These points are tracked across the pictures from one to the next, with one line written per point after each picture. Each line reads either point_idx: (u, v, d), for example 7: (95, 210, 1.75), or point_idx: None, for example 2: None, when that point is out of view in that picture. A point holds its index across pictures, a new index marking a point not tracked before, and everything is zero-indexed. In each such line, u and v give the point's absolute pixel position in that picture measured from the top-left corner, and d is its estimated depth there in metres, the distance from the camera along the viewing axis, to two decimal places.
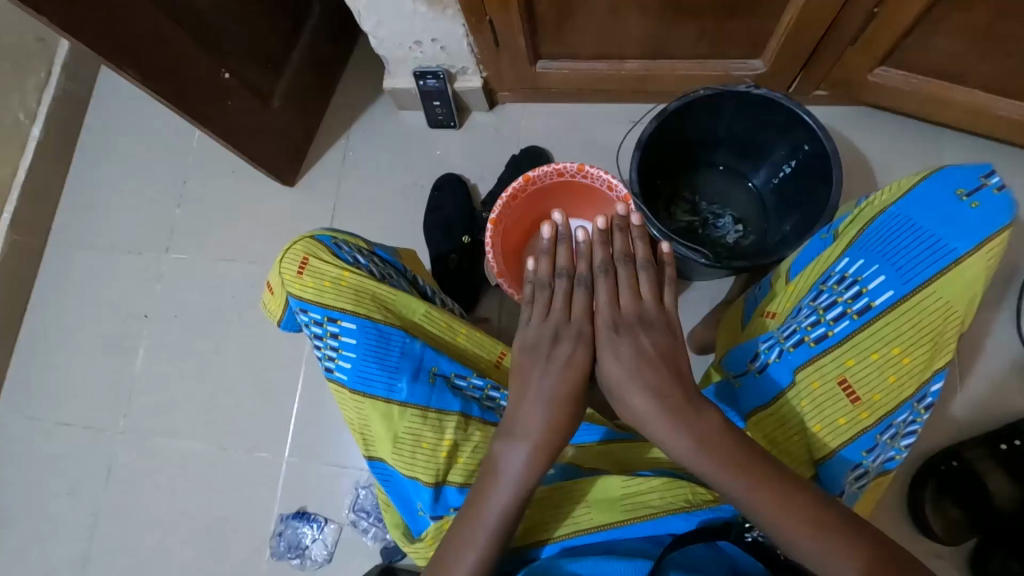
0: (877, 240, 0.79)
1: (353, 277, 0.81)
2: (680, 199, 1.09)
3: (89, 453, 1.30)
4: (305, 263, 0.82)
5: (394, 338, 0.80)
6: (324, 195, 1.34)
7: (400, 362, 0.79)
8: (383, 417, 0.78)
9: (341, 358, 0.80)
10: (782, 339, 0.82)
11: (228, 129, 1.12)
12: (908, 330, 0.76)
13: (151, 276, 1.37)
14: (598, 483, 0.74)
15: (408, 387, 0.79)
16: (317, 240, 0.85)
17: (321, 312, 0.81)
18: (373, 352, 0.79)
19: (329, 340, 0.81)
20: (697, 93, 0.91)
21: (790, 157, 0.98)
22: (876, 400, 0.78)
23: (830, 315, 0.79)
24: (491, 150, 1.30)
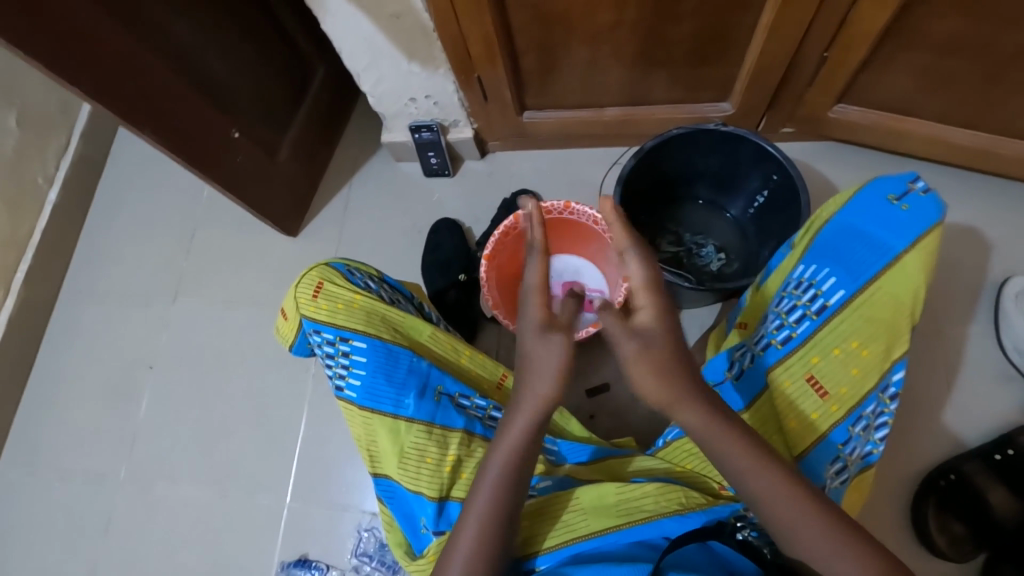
0: (826, 246, 0.87)
1: (364, 299, 0.86)
2: (665, 231, 1.15)
3: (87, 508, 1.28)
4: (320, 286, 0.86)
5: (403, 357, 0.84)
6: (327, 243, 1.41)
7: (407, 379, 0.83)
8: (390, 432, 0.81)
9: (352, 375, 0.83)
10: (753, 345, 0.89)
11: (237, 183, 1.19)
12: (862, 326, 0.82)
13: (157, 326, 1.41)
14: (592, 490, 0.76)
15: (415, 403, 0.82)
16: (332, 266, 0.90)
17: (333, 332, 0.84)
18: (382, 369, 0.83)
19: (341, 359, 0.84)
20: (672, 132, 0.99)
21: (763, 187, 1.05)
22: (844, 393, 0.82)
23: (792, 318, 0.86)
24: (485, 195, 1.37)
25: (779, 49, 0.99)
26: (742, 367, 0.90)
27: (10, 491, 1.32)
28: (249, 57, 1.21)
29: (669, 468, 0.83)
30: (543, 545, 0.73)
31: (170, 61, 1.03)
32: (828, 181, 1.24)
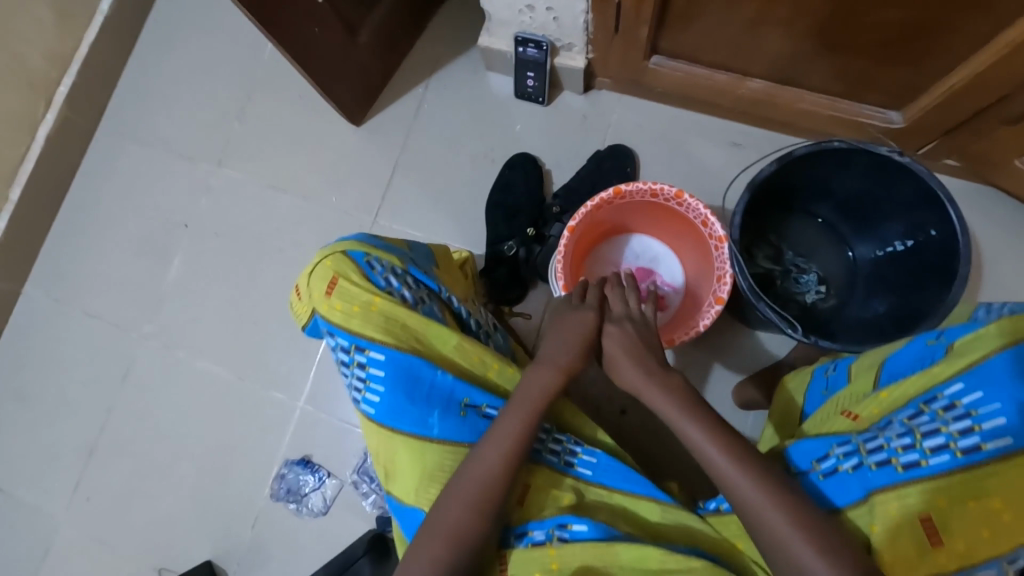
0: (1006, 372, 0.62)
1: (383, 303, 0.69)
2: (766, 242, 1.00)
3: (110, 349, 1.30)
4: (335, 283, 0.71)
5: (426, 372, 0.68)
6: (390, 145, 1.28)
7: (431, 393, 0.68)
8: (409, 454, 0.67)
9: (370, 391, 0.69)
10: (863, 451, 0.65)
11: (309, 57, 1.04)
12: (1016, 486, 0.60)
13: (198, 186, 1.33)
14: (632, 552, 0.65)
15: (441, 421, 0.68)
16: (349, 257, 0.73)
17: (348, 339, 0.70)
18: (403, 384, 0.68)
19: (358, 370, 0.70)
20: (832, 144, 0.81)
21: (907, 236, 0.88)
22: (961, 554, 0.60)
23: (928, 442, 0.62)
24: (574, 139, 1.20)
25: (1003, 72, 0.78)
26: (833, 468, 0.66)
27: (39, 312, 1.33)
28: None
29: (715, 538, 0.69)
30: None
31: None
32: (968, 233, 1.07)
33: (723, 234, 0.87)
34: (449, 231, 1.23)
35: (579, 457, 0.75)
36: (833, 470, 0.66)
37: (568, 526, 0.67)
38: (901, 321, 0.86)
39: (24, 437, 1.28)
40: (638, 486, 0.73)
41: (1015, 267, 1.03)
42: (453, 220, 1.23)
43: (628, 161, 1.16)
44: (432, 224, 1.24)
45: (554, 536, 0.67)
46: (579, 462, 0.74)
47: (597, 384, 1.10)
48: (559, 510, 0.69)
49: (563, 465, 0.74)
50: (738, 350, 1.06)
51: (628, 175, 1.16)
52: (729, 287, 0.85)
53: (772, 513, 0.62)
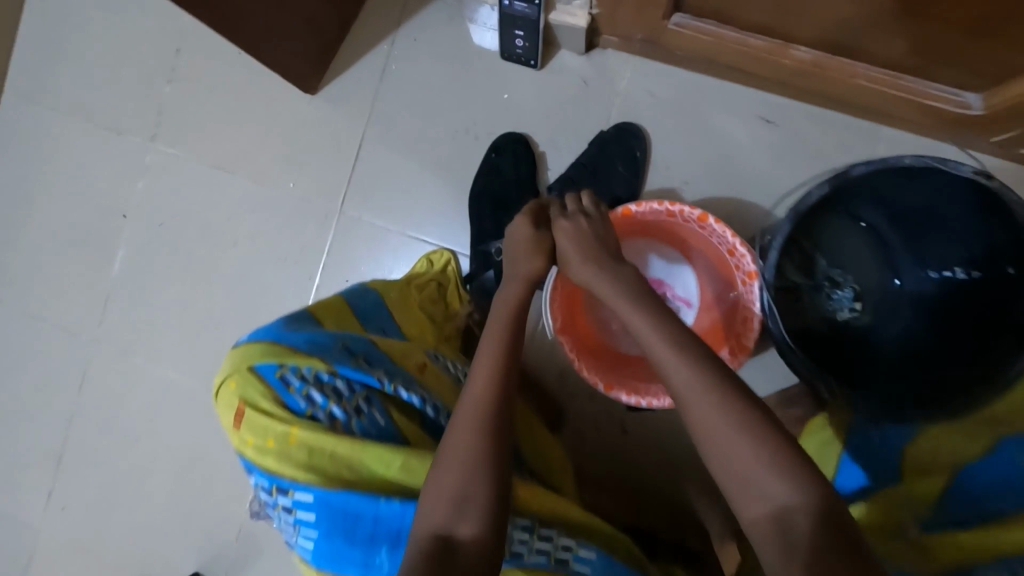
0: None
1: (302, 432, 0.60)
2: (800, 252, 0.80)
3: (63, 353, 1.18)
4: (246, 413, 0.62)
5: (365, 507, 0.57)
6: (352, 116, 1.07)
7: (373, 530, 0.57)
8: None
9: (301, 534, 0.60)
10: None
11: (235, 18, 0.82)
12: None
13: (133, 165, 1.14)
14: None
15: (390, 559, 0.58)
16: (261, 376, 0.64)
17: (269, 479, 0.61)
18: (338, 524, 0.58)
19: (284, 514, 0.61)
20: (902, 161, 0.65)
21: (972, 267, 0.73)
22: None
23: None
24: (572, 112, 1.00)
25: None
26: None
27: None
28: None
29: None
30: None
31: None
32: None
33: (755, 269, 0.76)
34: (426, 222, 1.06)
35: (574, 553, 0.64)
36: None
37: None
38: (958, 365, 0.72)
39: None
40: None
41: None
42: (431, 210, 1.05)
43: (638, 143, 0.96)
44: (406, 215, 1.06)
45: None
46: (573, 559, 0.64)
47: (595, 401, 1.00)
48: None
49: (554, 565, 0.62)
50: (755, 370, 0.94)
51: (637, 159, 0.96)
52: (757, 336, 0.77)
53: None
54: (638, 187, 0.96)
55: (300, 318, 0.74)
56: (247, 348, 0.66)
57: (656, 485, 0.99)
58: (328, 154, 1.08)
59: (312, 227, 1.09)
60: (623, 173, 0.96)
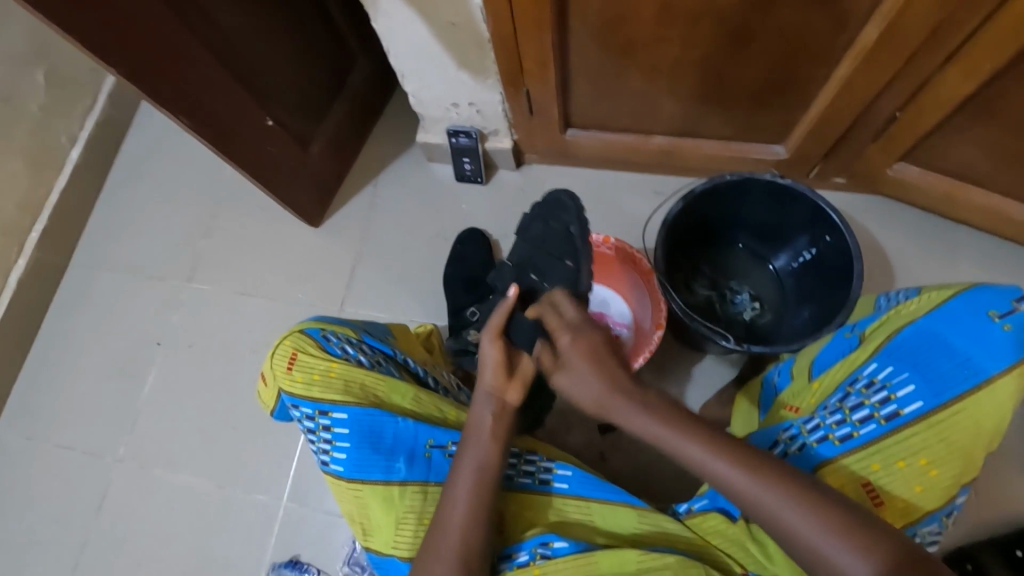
0: (908, 347, 0.72)
1: (342, 368, 0.71)
2: (700, 273, 1.10)
3: (82, 478, 1.26)
4: (293, 358, 0.73)
5: (386, 423, 0.69)
6: (349, 237, 1.38)
7: (394, 442, 0.69)
8: (381, 505, 0.68)
9: (335, 452, 0.69)
10: (805, 432, 0.74)
11: (264, 171, 1.14)
12: (937, 442, 0.69)
13: (170, 302, 1.39)
14: (614, 553, 0.64)
15: (407, 467, 0.69)
16: (306, 332, 0.75)
17: (310, 406, 0.70)
18: (367, 438, 0.68)
19: (321, 435, 0.70)
20: (724, 178, 0.95)
21: (811, 245, 1.00)
22: (903, 504, 0.69)
23: (855, 415, 0.71)
24: (515, 209, 1.34)
25: (854, 97, 0.93)
26: (787, 451, 0.75)
27: (8, 450, 1.30)
28: (296, 41, 1.15)
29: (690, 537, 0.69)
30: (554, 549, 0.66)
31: (211, 42, 0.96)
32: (873, 239, 1.18)
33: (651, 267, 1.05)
34: (414, 306, 1.31)
35: (554, 474, 0.73)
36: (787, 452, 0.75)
37: (550, 544, 0.66)
38: (825, 318, 0.94)
39: None
40: (611, 493, 0.72)
41: (920, 265, 1.16)
42: (416, 298, 1.32)
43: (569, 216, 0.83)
44: (397, 303, 1.32)
45: (536, 555, 0.66)
46: (554, 478, 0.73)
47: (573, 430, 1.12)
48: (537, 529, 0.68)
49: (538, 486, 0.72)
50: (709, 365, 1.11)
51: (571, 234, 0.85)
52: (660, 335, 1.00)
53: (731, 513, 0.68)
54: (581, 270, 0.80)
55: None
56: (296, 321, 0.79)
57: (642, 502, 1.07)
58: (332, 268, 1.37)
59: None
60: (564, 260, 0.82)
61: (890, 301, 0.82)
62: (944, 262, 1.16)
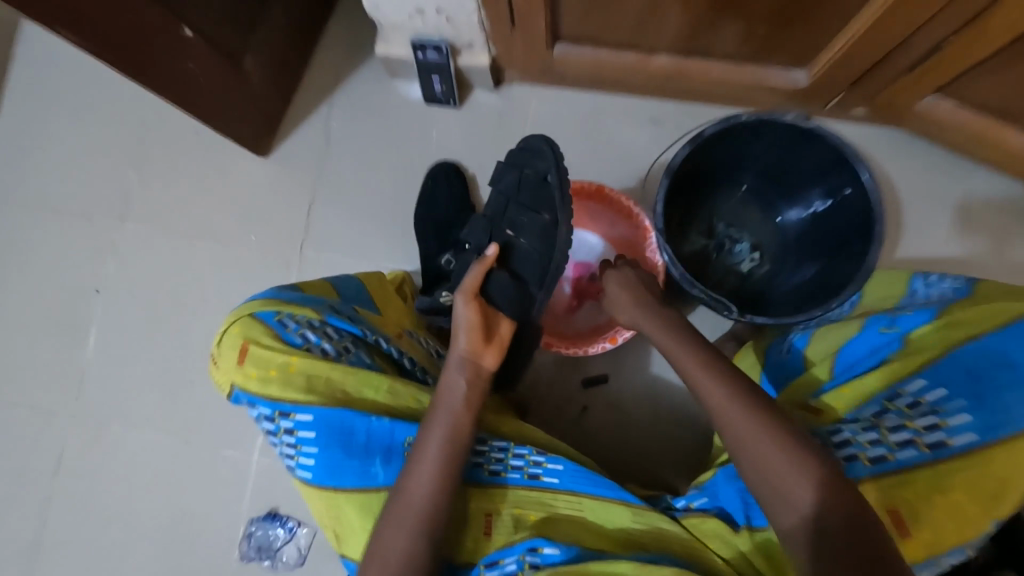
0: (962, 366, 0.64)
1: (302, 361, 0.61)
2: (697, 219, 1.01)
3: (35, 437, 1.18)
4: (244, 351, 0.62)
5: (359, 421, 0.61)
6: (304, 170, 1.21)
7: (370, 442, 0.62)
8: (357, 510, 0.61)
9: (302, 457, 0.61)
10: (833, 447, 0.65)
11: (188, 94, 0.94)
12: (980, 471, 0.60)
13: (103, 245, 1.23)
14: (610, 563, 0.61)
15: (387, 468, 0.62)
16: (257, 317, 0.64)
17: (269, 408, 0.61)
18: (337, 441, 0.61)
19: (284, 439, 0.61)
20: (740, 118, 0.81)
21: (824, 198, 0.88)
22: (928, 538, 0.60)
23: (894, 436, 0.63)
24: (493, 139, 1.18)
25: (900, 16, 0.77)
26: None
27: None
28: None
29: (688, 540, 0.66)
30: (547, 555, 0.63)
31: None
32: (887, 179, 1.07)
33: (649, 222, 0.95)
34: (382, 250, 1.18)
35: (543, 468, 0.69)
36: None
37: (539, 550, 0.63)
38: (831, 280, 0.85)
39: None
40: (604, 490, 0.68)
41: (936, 209, 1.06)
42: (384, 240, 1.19)
43: (545, 162, 0.71)
44: (363, 247, 1.19)
45: (525, 563, 0.64)
46: (544, 472, 0.69)
47: (557, 386, 1.07)
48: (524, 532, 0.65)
49: (526, 480, 0.68)
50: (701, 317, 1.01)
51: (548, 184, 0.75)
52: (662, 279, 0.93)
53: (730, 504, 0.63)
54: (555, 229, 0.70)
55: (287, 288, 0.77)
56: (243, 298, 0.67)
57: (627, 456, 1.05)
58: (286, 206, 1.21)
59: (278, 272, 1.19)
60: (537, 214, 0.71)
61: (927, 287, 0.75)
62: (958, 205, 1.07)
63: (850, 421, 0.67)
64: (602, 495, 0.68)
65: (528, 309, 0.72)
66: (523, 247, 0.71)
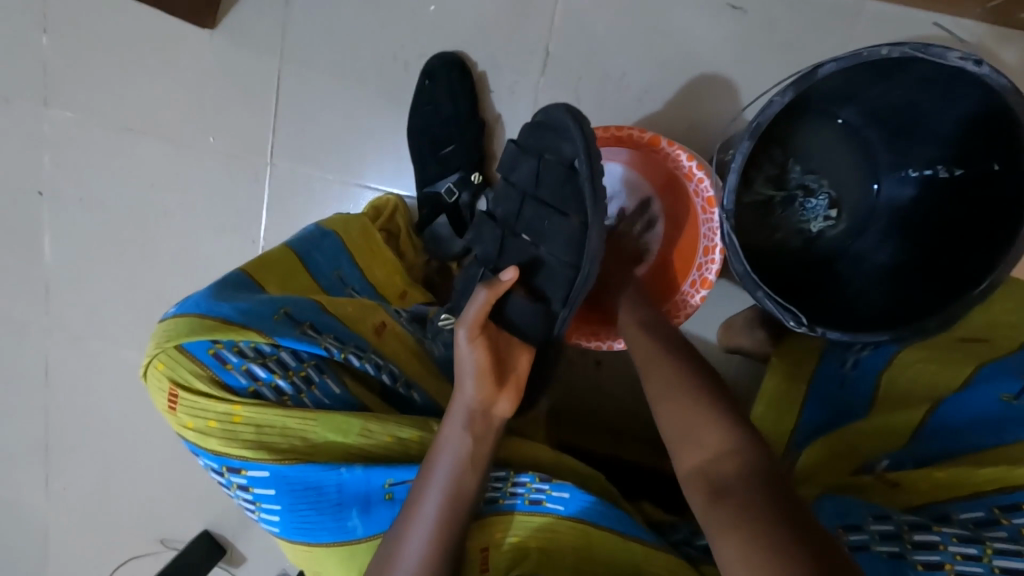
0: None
1: (248, 411, 0.53)
2: (768, 160, 0.77)
3: (18, 346, 1.13)
4: (175, 396, 0.53)
5: (324, 476, 0.54)
6: (264, 51, 0.94)
7: (340, 496, 0.55)
8: (337, 559, 0.57)
9: (263, 510, 0.56)
10: (907, 545, 0.48)
11: None
12: None
13: (35, 138, 1.02)
14: None
15: (363, 521, 0.56)
16: (185, 354, 0.53)
17: (216, 461, 0.54)
18: (299, 497, 0.54)
19: (239, 493, 0.56)
20: (880, 51, 0.53)
21: (954, 163, 0.66)
22: None
23: (999, 560, 0.45)
24: (510, 19, 0.87)
25: None
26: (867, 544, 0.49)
27: None
28: None
29: None
30: None
31: None
32: None
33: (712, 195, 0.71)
34: (368, 164, 0.97)
35: (548, 494, 0.60)
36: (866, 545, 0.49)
37: None
38: (924, 273, 0.68)
39: None
40: (616, 523, 0.60)
41: None
42: (371, 153, 0.96)
43: (571, 145, 0.58)
44: (343, 159, 0.97)
45: None
46: (547, 498, 0.60)
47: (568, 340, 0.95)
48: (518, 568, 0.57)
49: (526, 505, 0.60)
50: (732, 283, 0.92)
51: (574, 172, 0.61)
52: (718, 270, 0.71)
53: None
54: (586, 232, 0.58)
55: (233, 278, 0.64)
56: (171, 319, 0.55)
57: (640, 417, 0.98)
58: (247, 99, 0.96)
59: (245, 185, 0.99)
60: (563, 212, 0.59)
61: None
62: None
63: (935, 519, 0.51)
64: (612, 527, 0.59)
65: (548, 332, 0.61)
66: (546, 258, 0.61)
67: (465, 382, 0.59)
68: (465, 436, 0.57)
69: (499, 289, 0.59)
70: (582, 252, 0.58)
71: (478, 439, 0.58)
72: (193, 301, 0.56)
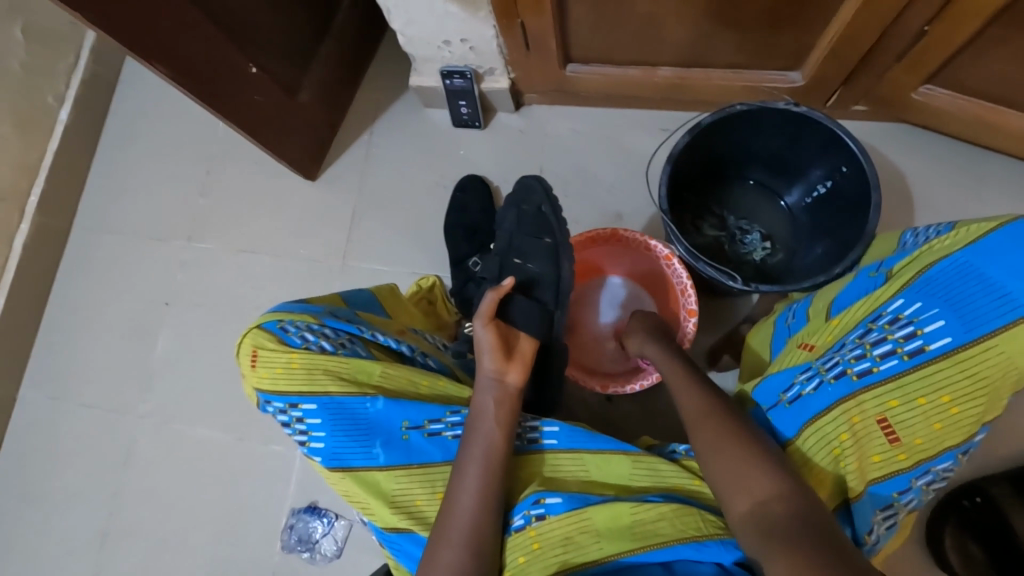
0: (940, 282, 0.70)
1: (302, 358, 0.82)
2: (708, 213, 1.06)
3: (107, 436, 1.30)
4: (256, 354, 0.84)
5: (357, 407, 0.80)
6: (347, 190, 1.35)
7: (369, 428, 0.80)
8: (366, 486, 0.79)
9: (313, 440, 0.81)
10: (822, 370, 0.73)
11: (249, 121, 1.10)
12: (961, 379, 0.68)
13: (173, 263, 1.39)
14: (607, 507, 0.72)
15: (385, 451, 0.79)
16: (265, 328, 0.85)
17: (281, 400, 0.82)
18: (340, 425, 0.80)
19: (297, 425, 0.82)
20: (734, 108, 0.90)
21: (827, 178, 0.96)
22: (918, 445, 0.69)
23: (877, 350, 0.70)
24: (516, 153, 1.29)
25: (876, 13, 0.85)
26: (801, 391, 0.74)
27: (32, 412, 1.34)
28: None
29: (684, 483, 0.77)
30: (546, 497, 0.74)
31: None
32: (895, 171, 1.12)
33: (668, 251, 1.01)
34: (417, 259, 1.30)
35: (542, 432, 0.82)
36: (802, 392, 0.74)
37: (543, 502, 0.74)
38: (841, 254, 0.92)
39: (35, 540, 1.27)
40: (601, 444, 0.79)
41: (948, 197, 1.10)
42: (418, 250, 1.30)
43: (538, 196, 0.94)
44: (398, 256, 1.30)
45: (532, 517, 0.74)
46: (544, 435, 0.82)
47: None
48: (532, 489, 0.76)
49: (530, 446, 0.82)
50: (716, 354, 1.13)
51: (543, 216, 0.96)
52: (696, 299, 0.99)
53: (748, 455, 0.68)
54: (560, 242, 0.90)
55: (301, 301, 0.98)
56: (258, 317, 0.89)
57: None
58: (332, 221, 1.34)
59: (323, 282, 1.32)
60: (542, 237, 0.91)
61: (917, 238, 0.78)
62: (966, 194, 1.10)
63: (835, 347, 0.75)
64: (602, 449, 0.79)
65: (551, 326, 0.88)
66: (533, 270, 0.90)
67: (485, 353, 0.83)
68: (491, 393, 0.81)
69: (502, 291, 0.85)
70: (559, 258, 0.89)
71: (505, 413, 0.80)
72: (276, 306, 0.91)
